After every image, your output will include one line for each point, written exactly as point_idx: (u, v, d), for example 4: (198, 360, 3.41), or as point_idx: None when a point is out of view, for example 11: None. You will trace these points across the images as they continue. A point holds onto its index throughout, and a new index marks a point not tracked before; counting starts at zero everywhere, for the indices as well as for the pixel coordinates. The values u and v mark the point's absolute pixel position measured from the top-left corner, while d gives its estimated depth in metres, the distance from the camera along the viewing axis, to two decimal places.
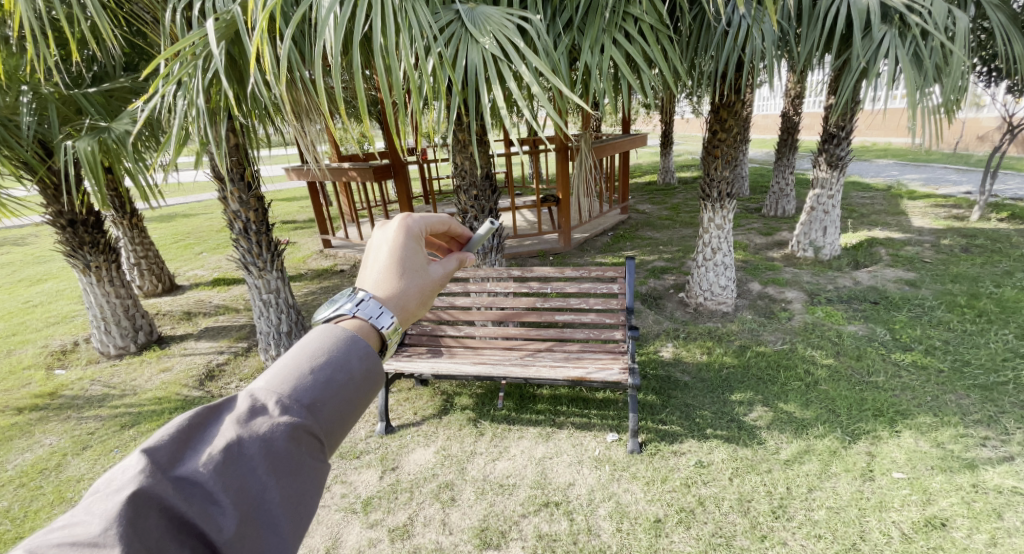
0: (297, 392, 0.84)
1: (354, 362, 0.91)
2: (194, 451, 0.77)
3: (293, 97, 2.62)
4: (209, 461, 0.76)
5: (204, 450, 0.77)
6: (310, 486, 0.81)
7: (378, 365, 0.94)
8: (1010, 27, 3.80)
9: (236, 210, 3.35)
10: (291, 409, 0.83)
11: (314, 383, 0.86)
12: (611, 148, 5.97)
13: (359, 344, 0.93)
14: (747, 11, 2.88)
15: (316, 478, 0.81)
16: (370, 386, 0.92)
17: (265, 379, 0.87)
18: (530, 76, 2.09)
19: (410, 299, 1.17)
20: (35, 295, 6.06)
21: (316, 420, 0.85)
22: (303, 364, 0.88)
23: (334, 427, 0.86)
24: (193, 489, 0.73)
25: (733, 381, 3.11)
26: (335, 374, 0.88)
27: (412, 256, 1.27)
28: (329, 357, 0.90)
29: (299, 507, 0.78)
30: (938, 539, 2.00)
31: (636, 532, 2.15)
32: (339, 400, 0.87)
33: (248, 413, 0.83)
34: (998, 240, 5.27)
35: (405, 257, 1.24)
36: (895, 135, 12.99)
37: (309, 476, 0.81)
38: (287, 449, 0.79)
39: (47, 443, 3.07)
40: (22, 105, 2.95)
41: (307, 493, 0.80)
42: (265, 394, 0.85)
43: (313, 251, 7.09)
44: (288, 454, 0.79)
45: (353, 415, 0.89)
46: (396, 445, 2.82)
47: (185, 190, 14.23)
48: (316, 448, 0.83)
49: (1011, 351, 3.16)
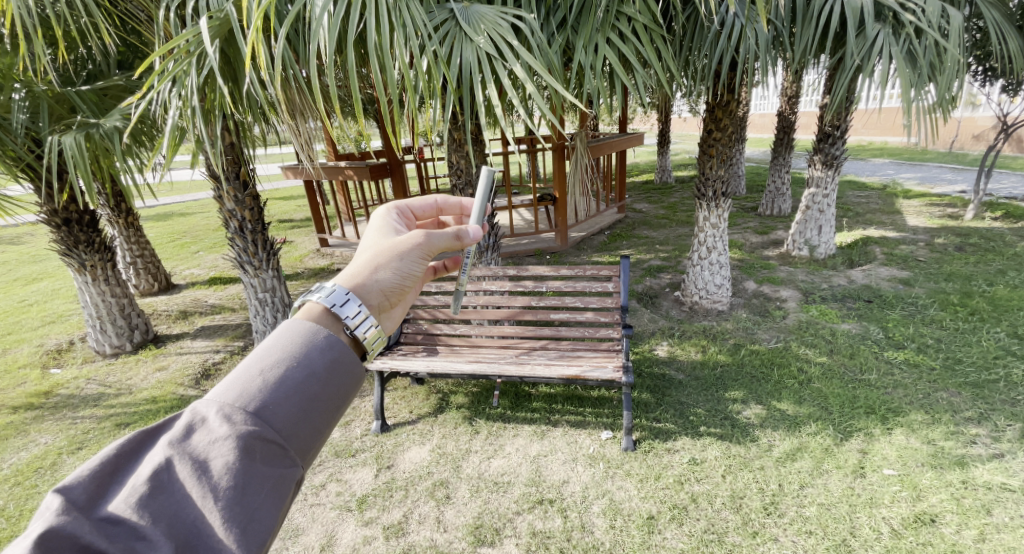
0: (244, 400, 0.85)
1: (313, 358, 0.92)
2: (127, 482, 0.78)
3: (287, 96, 2.60)
4: (141, 490, 0.76)
5: (138, 477, 0.78)
6: (261, 499, 0.80)
7: (341, 356, 0.95)
8: (1004, 24, 3.81)
9: (231, 209, 3.34)
10: (236, 417, 0.83)
11: (265, 388, 0.87)
12: (608, 147, 5.98)
13: (317, 340, 0.95)
14: (741, 11, 2.90)
15: (268, 488, 0.81)
16: (331, 381, 0.92)
17: (210, 392, 0.87)
18: (524, 75, 2.07)
19: (369, 267, 1.21)
20: (30, 295, 6.04)
21: (269, 426, 0.85)
22: (252, 369, 0.89)
23: (290, 431, 0.87)
24: (122, 522, 0.73)
25: (727, 379, 3.13)
26: (290, 373, 0.89)
27: (382, 237, 1.34)
28: (282, 358, 0.91)
29: (250, 522, 0.78)
30: (927, 535, 2.02)
31: (630, 529, 2.16)
32: (294, 402, 0.87)
33: (191, 430, 0.83)
34: (992, 238, 5.31)
35: (376, 240, 1.33)
36: (891, 135, 13.03)
37: (260, 487, 0.80)
38: (229, 462, 0.79)
39: (42, 442, 3.07)
40: (14, 102, 2.97)
41: (259, 507, 0.80)
42: (209, 407, 0.85)
43: (310, 250, 7.08)
44: (230, 469, 0.79)
45: (313, 415, 0.90)
46: (390, 443, 2.82)
47: (181, 190, 14.19)
48: (269, 455, 0.83)
49: (1002, 349, 3.18)
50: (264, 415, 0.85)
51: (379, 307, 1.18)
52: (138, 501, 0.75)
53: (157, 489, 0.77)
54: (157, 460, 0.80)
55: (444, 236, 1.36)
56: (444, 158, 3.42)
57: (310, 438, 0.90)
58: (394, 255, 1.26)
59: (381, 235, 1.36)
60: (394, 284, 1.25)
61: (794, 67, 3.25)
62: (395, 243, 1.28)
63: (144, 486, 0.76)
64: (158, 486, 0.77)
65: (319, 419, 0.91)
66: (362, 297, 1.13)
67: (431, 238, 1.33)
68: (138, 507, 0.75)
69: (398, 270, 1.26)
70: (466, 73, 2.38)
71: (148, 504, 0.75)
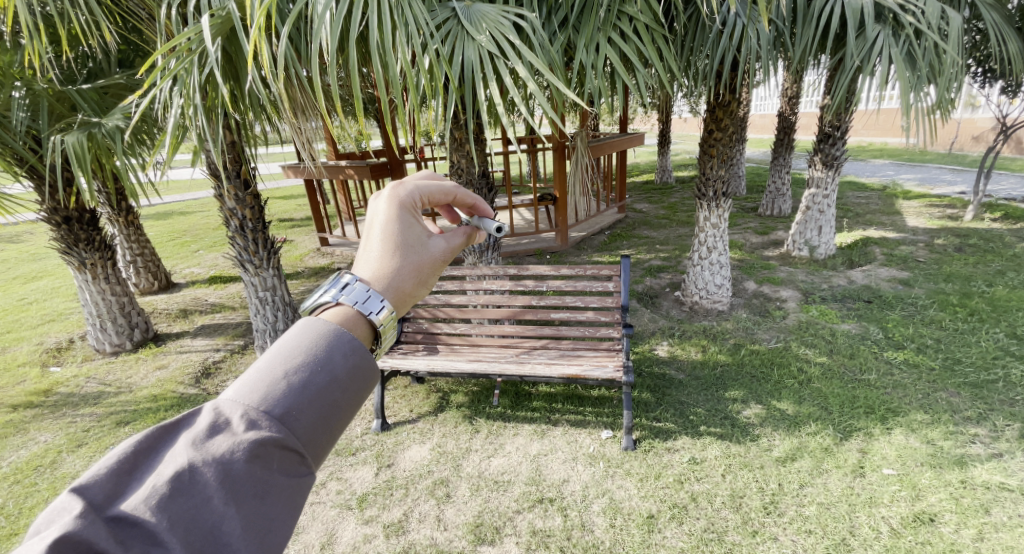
0: (268, 403, 0.79)
1: (337, 361, 0.86)
2: (144, 482, 0.72)
3: (288, 94, 2.61)
4: (158, 493, 0.70)
5: (154, 479, 0.72)
6: (279, 508, 0.75)
7: (365, 361, 0.89)
8: (1003, 26, 3.82)
9: (232, 208, 3.34)
10: (258, 420, 0.77)
11: (290, 390, 0.80)
12: (609, 147, 5.98)
13: (342, 342, 0.88)
14: (741, 11, 2.91)
15: (287, 497, 0.76)
16: (355, 386, 0.86)
17: (232, 390, 0.81)
18: (526, 72, 2.06)
19: (409, 285, 1.13)
20: (30, 293, 6.03)
21: (292, 431, 0.79)
22: (276, 368, 0.82)
23: (312, 437, 0.81)
24: (136, 527, 0.67)
25: (726, 379, 3.13)
26: (314, 376, 0.82)
27: (410, 236, 1.19)
28: (306, 359, 0.84)
29: (267, 533, 0.73)
30: (926, 534, 2.02)
31: (629, 528, 2.17)
32: (317, 407, 0.81)
33: (212, 431, 0.77)
34: (991, 239, 5.32)
35: (403, 241, 1.17)
36: (891, 136, 13.05)
37: (279, 497, 0.75)
38: (251, 469, 0.74)
39: (42, 440, 3.07)
40: (15, 100, 2.96)
41: (277, 518, 0.75)
42: (230, 407, 0.79)
43: (310, 249, 7.09)
44: (251, 477, 0.74)
45: (335, 422, 0.84)
46: (391, 442, 2.83)
47: (182, 188, 14.22)
48: (290, 462, 0.77)
49: (1001, 350, 3.19)
50: (287, 420, 0.79)
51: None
52: (154, 505, 0.69)
53: (174, 493, 0.70)
54: (175, 461, 0.74)
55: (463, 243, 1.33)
56: (445, 157, 3.42)
57: (331, 445, 0.84)
58: (430, 268, 1.19)
59: (405, 232, 1.19)
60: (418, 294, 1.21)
61: (794, 67, 3.25)
62: (418, 250, 1.18)
63: (162, 487, 0.70)
64: (176, 490, 0.71)
65: (343, 426, 0.85)
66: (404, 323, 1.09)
67: (454, 248, 1.28)
68: (155, 510, 0.69)
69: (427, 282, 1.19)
70: (468, 71, 2.38)
71: (165, 508, 0.69)
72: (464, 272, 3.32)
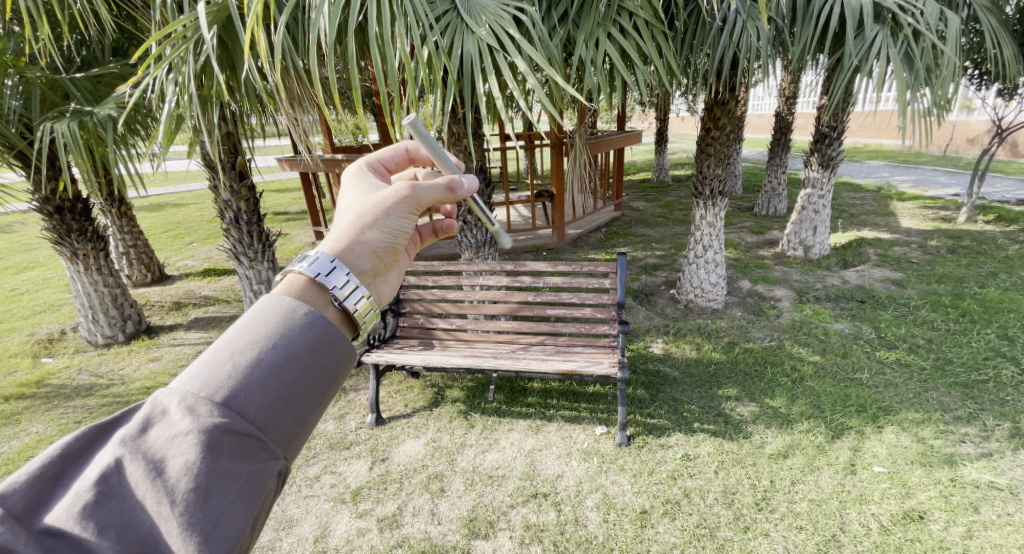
0: (212, 388, 0.80)
1: (292, 338, 0.87)
2: (72, 488, 0.72)
3: (286, 85, 2.57)
4: (85, 498, 0.70)
5: (83, 483, 0.72)
6: (229, 501, 0.75)
7: (323, 336, 0.90)
8: (1000, 30, 3.84)
9: (227, 200, 3.32)
10: (201, 408, 0.77)
11: (237, 373, 0.81)
12: (607, 145, 5.90)
13: (297, 317, 0.89)
14: (742, 7, 2.90)
15: (238, 486, 0.76)
16: (315, 362, 0.88)
17: (173, 382, 0.82)
18: (525, 66, 2.02)
19: (356, 228, 1.18)
20: (22, 283, 5.97)
21: (241, 415, 0.79)
22: (223, 352, 0.84)
23: (266, 421, 0.81)
24: (61, 536, 0.67)
25: (720, 376, 3.15)
26: (265, 355, 0.84)
27: (364, 195, 1.29)
28: (257, 338, 0.85)
29: (214, 527, 0.72)
30: (916, 531, 2.05)
31: (623, 523, 2.18)
32: (267, 388, 0.82)
33: (150, 425, 0.78)
34: (984, 241, 5.37)
35: (356, 199, 1.27)
36: (887, 137, 13.12)
37: (227, 488, 0.75)
38: (189, 461, 0.73)
39: (33, 430, 3.05)
40: (8, 88, 2.91)
41: (228, 510, 0.74)
42: (170, 398, 0.80)
43: (306, 243, 7.07)
44: (189, 470, 0.73)
45: (293, 402, 0.84)
46: (386, 436, 2.83)
47: (175, 180, 14.07)
48: (237, 450, 0.77)
49: (991, 351, 3.23)
50: (236, 404, 0.79)
51: (372, 269, 1.17)
52: (81, 511, 0.69)
53: (105, 495, 0.71)
54: (107, 463, 0.74)
55: (435, 188, 1.32)
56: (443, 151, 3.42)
57: (289, 427, 0.84)
58: (382, 212, 1.23)
59: (363, 192, 1.30)
60: (385, 243, 1.23)
61: (793, 67, 3.25)
62: (372, 201, 1.23)
63: (89, 493, 0.71)
64: (108, 492, 0.72)
65: (299, 407, 0.85)
66: (352, 265, 1.10)
67: (419, 193, 1.29)
68: (83, 516, 0.69)
69: (385, 230, 1.23)
70: (467, 65, 2.37)
71: (95, 513, 0.69)
72: (460, 266, 3.32)
